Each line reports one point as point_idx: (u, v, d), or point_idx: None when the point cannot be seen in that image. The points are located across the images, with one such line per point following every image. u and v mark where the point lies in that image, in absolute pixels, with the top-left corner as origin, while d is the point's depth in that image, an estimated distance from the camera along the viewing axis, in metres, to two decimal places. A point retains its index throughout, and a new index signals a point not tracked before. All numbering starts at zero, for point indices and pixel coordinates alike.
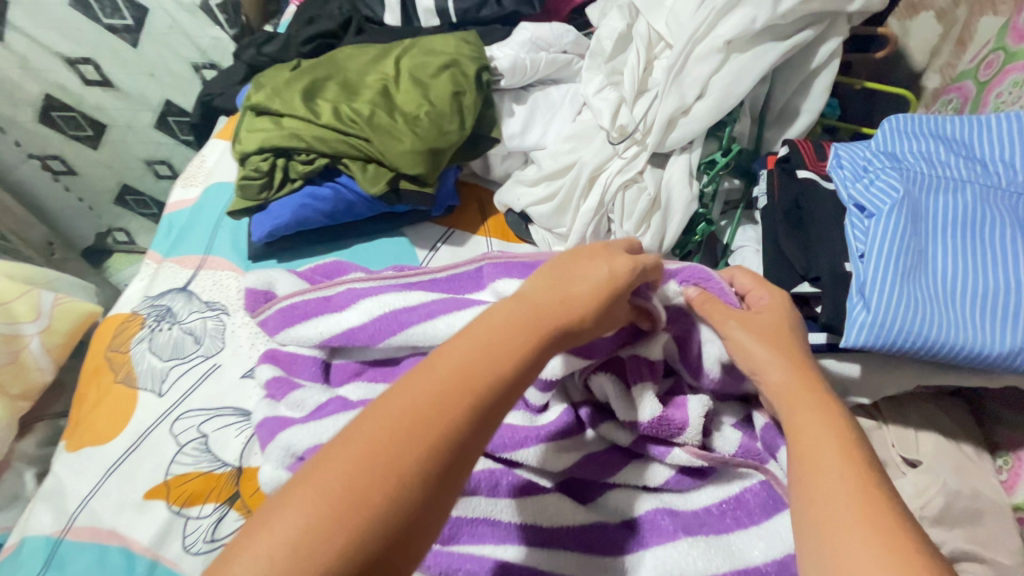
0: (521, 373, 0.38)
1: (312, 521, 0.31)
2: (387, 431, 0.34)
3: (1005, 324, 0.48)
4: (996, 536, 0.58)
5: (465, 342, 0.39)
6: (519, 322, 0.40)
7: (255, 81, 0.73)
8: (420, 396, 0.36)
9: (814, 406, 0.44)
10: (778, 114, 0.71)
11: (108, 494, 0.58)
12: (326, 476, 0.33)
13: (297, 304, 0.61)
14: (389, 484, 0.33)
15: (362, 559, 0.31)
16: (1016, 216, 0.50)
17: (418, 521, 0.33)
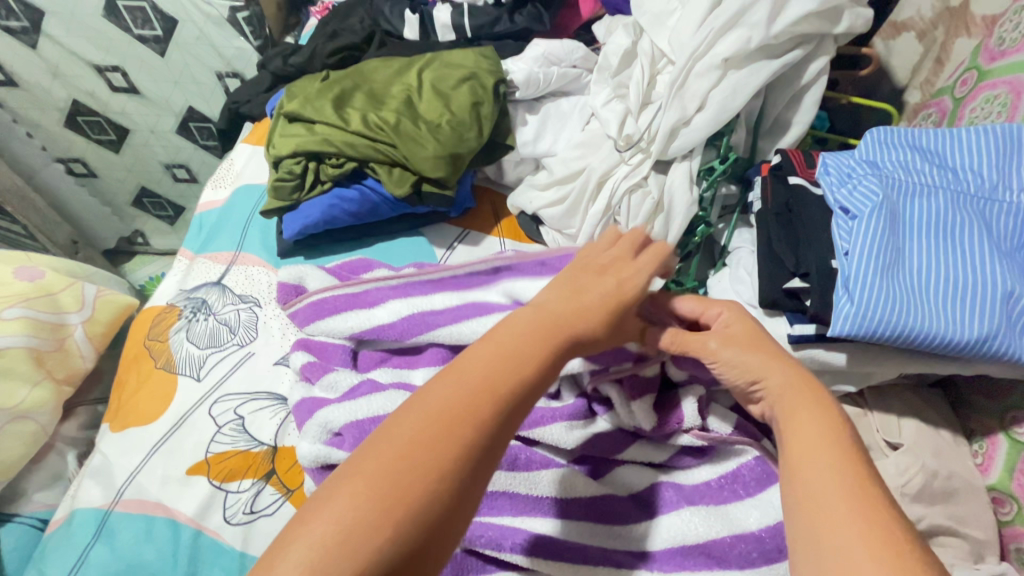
0: (540, 378, 0.41)
1: (354, 521, 0.33)
2: (421, 435, 0.36)
3: (976, 315, 0.53)
4: (970, 512, 0.63)
5: (488, 348, 0.41)
6: (536, 329, 0.43)
7: (289, 91, 0.80)
8: (451, 401, 0.38)
9: (812, 408, 0.45)
10: (771, 125, 0.77)
11: (153, 470, 0.63)
12: (364, 479, 0.35)
13: (328, 299, 0.66)
14: (426, 483, 0.35)
15: (401, 556, 0.33)
16: (982, 218, 0.56)
17: (454, 516, 0.36)
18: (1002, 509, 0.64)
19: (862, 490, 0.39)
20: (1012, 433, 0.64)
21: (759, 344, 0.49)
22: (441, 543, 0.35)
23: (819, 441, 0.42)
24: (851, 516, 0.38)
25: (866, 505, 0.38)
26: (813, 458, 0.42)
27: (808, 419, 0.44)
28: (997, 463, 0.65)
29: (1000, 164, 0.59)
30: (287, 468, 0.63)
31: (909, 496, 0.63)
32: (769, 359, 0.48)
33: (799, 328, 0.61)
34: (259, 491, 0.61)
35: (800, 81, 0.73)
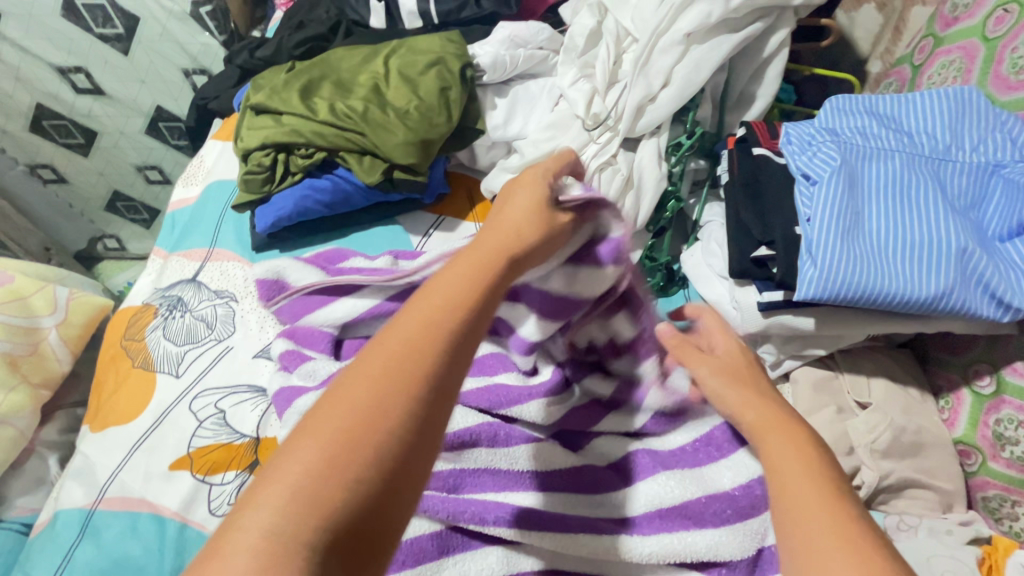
0: (485, 305, 0.41)
1: (312, 468, 0.31)
2: (373, 376, 0.35)
3: (942, 267, 0.54)
4: (934, 463, 0.66)
5: (436, 291, 0.40)
6: (478, 265, 0.43)
7: (255, 83, 0.79)
8: (397, 340, 0.37)
9: (783, 435, 0.44)
10: (737, 99, 0.79)
11: (136, 467, 0.63)
12: (316, 433, 0.32)
13: (311, 295, 0.66)
14: (383, 430, 0.33)
15: (371, 498, 0.31)
16: (936, 177, 0.58)
17: (420, 451, 0.34)
18: (967, 461, 0.67)
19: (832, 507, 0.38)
20: (976, 387, 0.66)
21: (743, 375, 0.50)
22: (409, 486, 0.33)
23: (793, 469, 0.41)
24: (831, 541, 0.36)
25: (844, 525, 0.37)
26: (788, 481, 0.40)
27: (778, 440, 0.43)
28: (962, 417, 0.68)
29: (951, 126, 0.61)
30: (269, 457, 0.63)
31: (878, 452, 0.65)
32: (735, 386, 0.49)
33: (768, 295, 0.63)
34: (243, 482, 0.62)
35: (763, 54, 0.74)
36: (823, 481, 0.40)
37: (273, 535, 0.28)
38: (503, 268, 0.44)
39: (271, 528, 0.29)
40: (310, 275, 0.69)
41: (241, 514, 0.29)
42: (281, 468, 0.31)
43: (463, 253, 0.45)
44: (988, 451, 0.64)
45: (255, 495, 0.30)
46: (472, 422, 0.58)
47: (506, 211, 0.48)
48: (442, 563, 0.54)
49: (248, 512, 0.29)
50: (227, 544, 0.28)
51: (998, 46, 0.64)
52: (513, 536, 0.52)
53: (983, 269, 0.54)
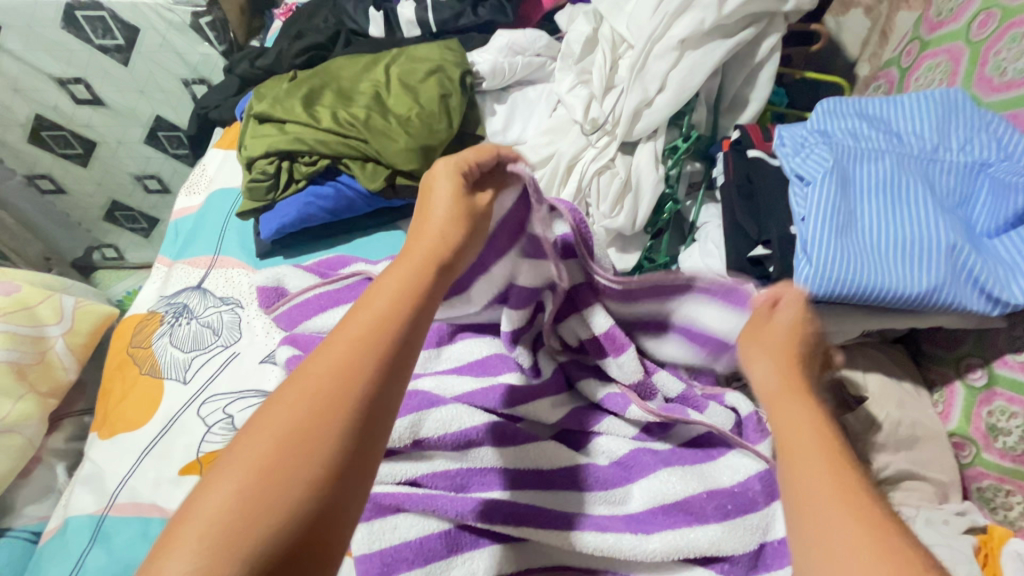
0: (414, 318, 0.42)
1: (238, 497, 0.32)
2: (300, 400, 0.36)
3: (929, 265, 0.56)
4: (930, 455, 0.67)
5: (366, 307, 0.42)
6: (403, 280, 0.44)
7: (257, 91, 0.80)
8: (327, 361, 0.38)
9: (801, 406, 0.40)
10: (730, 103, 0.81)
11: (146, 473, 0.63)
12: (241, 461, 0.33)
13: (313, 298, 0.68)
14: (312, 452, 0.34)
15: (302, 523, 0.32)
16: (926, 176, 0.60)
17: (353, 470, 0.35)
18: (962, 453, 0.69)
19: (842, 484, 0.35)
20: (968, 380, 0.68)
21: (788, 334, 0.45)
22: (344, 503, 0.34)
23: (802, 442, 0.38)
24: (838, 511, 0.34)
25: (849, 497, 0.34)
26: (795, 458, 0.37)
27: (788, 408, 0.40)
28: (955, 409, 0.70)
29: (938, 127, 0.63)
30: None
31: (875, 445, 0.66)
32: (763, 355, 0.44)
33: None
34: None
35: (755, 58, 0.77)
36: (841, 471, 0.36)
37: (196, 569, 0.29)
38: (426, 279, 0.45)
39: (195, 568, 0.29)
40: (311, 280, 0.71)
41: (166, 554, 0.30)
42: (206, 500, 0.32)
43: (388, 269, 0.46)
44: (982, 443, 0.66)
45: (180, 529, 0.31)
46: (478, 420, 0.59)
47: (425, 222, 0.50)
48: (451, 561, 0.55)
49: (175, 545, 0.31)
50: None
51: (982, 49, 0.67)
52: (519, 534, 0.54)
53: (971, 264, 0.56)
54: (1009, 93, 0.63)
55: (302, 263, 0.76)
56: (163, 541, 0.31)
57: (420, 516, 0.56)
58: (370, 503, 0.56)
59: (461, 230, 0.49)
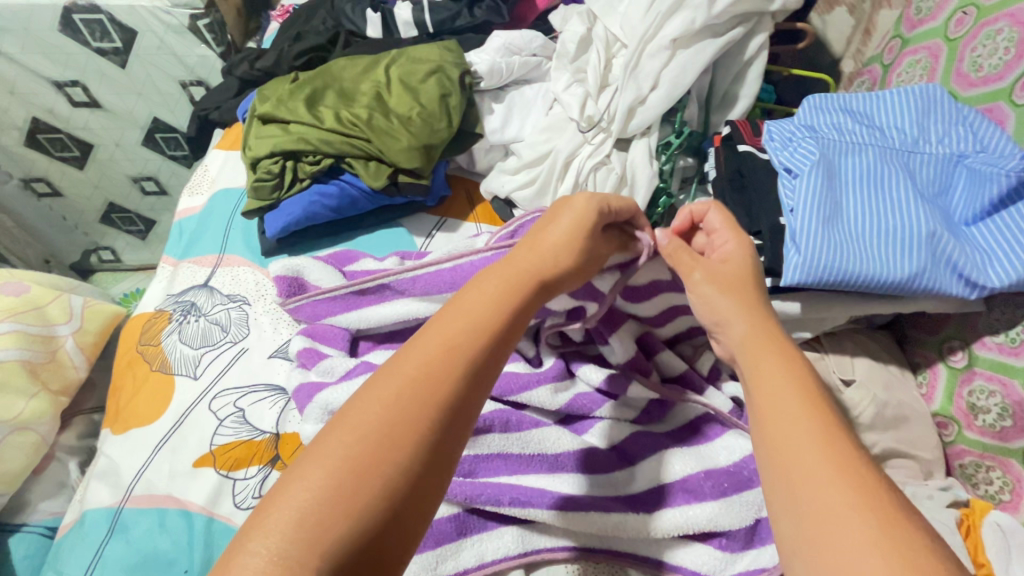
0: (504, 330, 0.44)
1: (327, 488, 0.35)
2: (393, 397, 0.39)
3: (911, 252, 0.59)
4: (914, 434, 0.71)
5: (463, 311, 0.45)
6: (502, 290, 0.47)
7: (260, 93, 0.81)
8: (420, 362, 0.41)
9: (777, 363, 0.44)
10: (721, 100, 0.83)
11: (161, 465, 0.65)
12: (331, 451, 0.36)
13: (333, 298, 0.70)
14: (398, 446, 0.37)
15: (384, 511, 0.35)
16: (907, 168, 0.63)
17: (433, 463, 0.38)
18: (946, 431, 0.72)
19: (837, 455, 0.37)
20: (949, 361, 0.72)
21: (735, 288, 0.50)
22: (423, 496, 0.37)
23: (780, 395, 0.42)
24: (838, 484, 0.36)
25: (846, 467, 0.37)
26: (785, 436, 0.39)
27: (769, 369, 0.44)
28: (938, 390, 0.73)
29: (917, 121, 0.66)
30: (290, 453, 0.66)
31: (863, 425, 0.69)
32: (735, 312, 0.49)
33: None
34: (265, 476, 0.65)
35: (745, 56, 0.79)
36: (830, 429, 0.39)
37: (284, 553, 0.32)
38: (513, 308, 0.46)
39: (282, 550, 0.32)
40: (329, 277, 0.73)
41: (251, 536, 0.33)
42: (296, 488, 0.35)
43: (483, 279, 0.48)
44: (963, 422, 0.70)
45: (265, 515, 0.34)
46: (485, 410, 0.63)
47: (543, 232, 0.52)
48: (460, 543, 0.59)
49: (260, 532, 0.33)
50: (240, 563, 0.32)
51: (959, 46, 0.70)
52: (526, 516, 0.57)
53: (951, 251, 0.59)
54: (985, 88, 0.66)
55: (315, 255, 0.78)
56: (255, 518, 0.34)
57: None
58: None
59: (560, 263, 0.50)
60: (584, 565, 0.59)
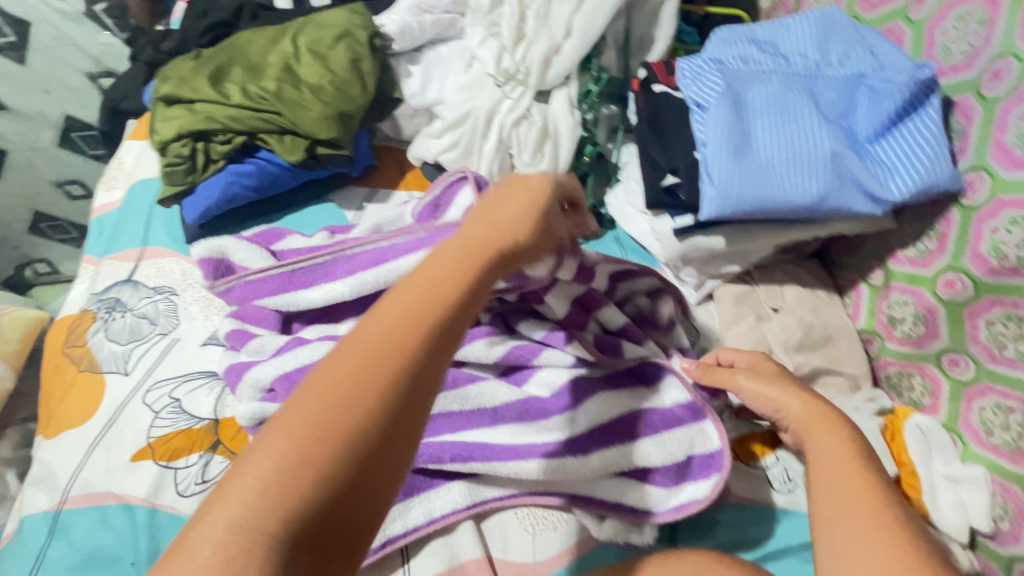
0: (472, 298, 0.37)
1: (280, 467, 0.31)
2: (347, 369, 0.33)
3: (819, 173, 0.61)
4: (842, 351, 0.74)
5: (424, 274, 0.37)
6: (468, 255, 0.38)
7: (160, 74, 0.77)
8: (376, 332, 0.35)
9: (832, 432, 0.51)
10: (639, 44, 0.83)
11: (97, 464, 0.64)
12: (284, 426, 0.32)
13: (265, 280, 0.67)
14: (353, 421, 0.32)
15: (341, 488, 0.31)
16: (810, 92, 0.64)
17: (394, 441, 0.33)
18: (871, 346, 0.76)
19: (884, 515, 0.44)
20: (870, 280, 0.74)
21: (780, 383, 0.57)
22: (386, 473, 0.33)
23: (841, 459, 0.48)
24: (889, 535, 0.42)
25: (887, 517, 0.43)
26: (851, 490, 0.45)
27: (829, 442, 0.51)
28: (863, 308, 0.76)
29: (819, 45, 0.67)
30: (231, 436, 0.65)
31: (792, 347, 0.72)
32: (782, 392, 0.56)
33: (681, 221, 0.68)
34: (207, 462, 0.64)
35: None
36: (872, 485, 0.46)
37: (241, 525, 0.30)
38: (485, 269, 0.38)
39: (243, 515, 0.30)
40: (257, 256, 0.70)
41: (209, 509, 0.31)
42: (249, 466, 0.31)
43: (449, 241, 0.40)
44: (885, 334, 0.73)
45: (224, 490, 0.31)
46: None
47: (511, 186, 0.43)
48: (408, 503, 0.60)
49: (217, 507, 0.31)
50: (196, 537, 0.30)
51: None
52: (469, 470, 0.60)
53: (854, 169, 0.61)
54: (885, 7, 0.68)
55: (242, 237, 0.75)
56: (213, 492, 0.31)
57: None
58: None
59: (542, 221, 0.41)
60: (533, 507, 0.62)
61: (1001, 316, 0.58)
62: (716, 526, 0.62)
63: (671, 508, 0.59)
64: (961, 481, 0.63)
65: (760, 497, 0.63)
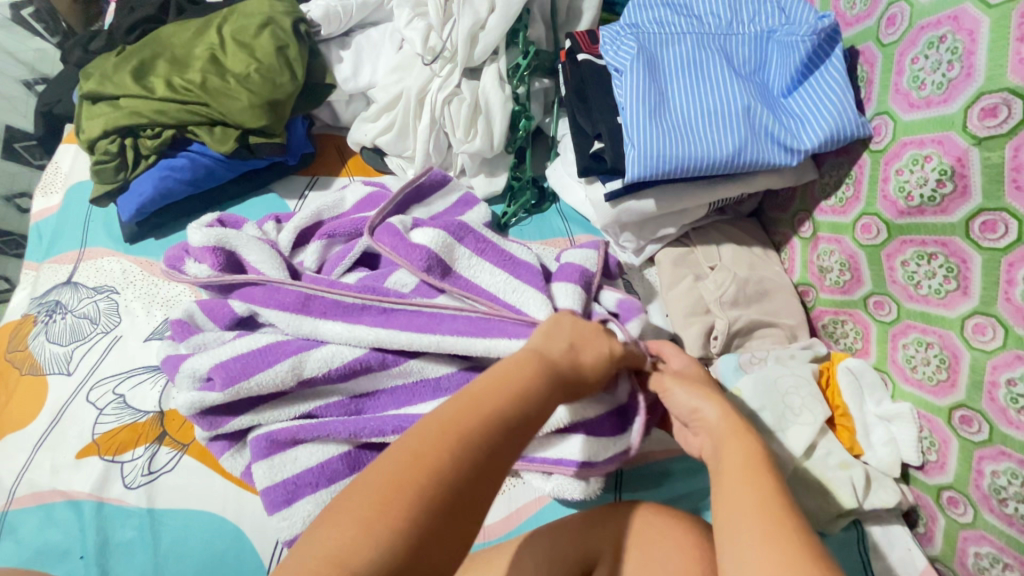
0: (539, 404, 0.46)
1: (372, 508, 0.38)
2: (434, 436, 0.41)
3: (736, 131, 0.62)
4: (778, 304, 0.76)
5: (502, 377, 0.46)
6: (540, 371, 0.48)
7: (83, 71, 0.77)
8: (459, 413, 0.43)
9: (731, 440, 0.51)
10: (566, 14, 0.84)
11: (42, 463, 0.64)
12: (377, 473, 0.40)
13: (288, 296, 0.64)
14: (432, 478, 0.39)
15: (418, 538, 0.37)
16: (723, 51, 0.65)
17: (463, 505, 0.40)
18: (808, 298, 0.78)
19: (778, 526, 0.43)
20: (801, 233, 0.76)
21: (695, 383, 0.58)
22: (452, 534, 0.39)
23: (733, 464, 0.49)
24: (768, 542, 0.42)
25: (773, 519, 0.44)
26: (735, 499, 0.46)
27: (733, 455, 0.50)
28: (797, 261, 0.78)
29: (730, 5, 0.69)
30: (178, 428, 0.66)
31: (727, 303, 0.75)
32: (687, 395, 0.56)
33: (611, 185, 0.70)
34: (154, 454, 0.64)
35: None
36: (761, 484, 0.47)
37: (338, 550, 0.36)
38: (546, 381, 0.48)
39: (342, 543, 0.36)
40: (267, 258, 0.68)
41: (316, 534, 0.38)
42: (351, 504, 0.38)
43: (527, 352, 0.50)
44: (818, 285, 0.75)
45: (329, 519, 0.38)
46: (360, 348, 0.62)
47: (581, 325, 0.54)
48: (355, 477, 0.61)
49: (322, 532, 0.37)
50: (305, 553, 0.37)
51: None
52: None
53: (767, 122, 0.62)
54: None
55: (204, 221, 0.72)
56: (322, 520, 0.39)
57: (319, 443, 0.61)
58: (266, 441, 0.60)
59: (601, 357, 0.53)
60: None
61: (914, 254, 0.59)
62: (659, 479, 0.64)
63: (610, 457, 0.60)
64: (891, 418, 0.64)
65: None
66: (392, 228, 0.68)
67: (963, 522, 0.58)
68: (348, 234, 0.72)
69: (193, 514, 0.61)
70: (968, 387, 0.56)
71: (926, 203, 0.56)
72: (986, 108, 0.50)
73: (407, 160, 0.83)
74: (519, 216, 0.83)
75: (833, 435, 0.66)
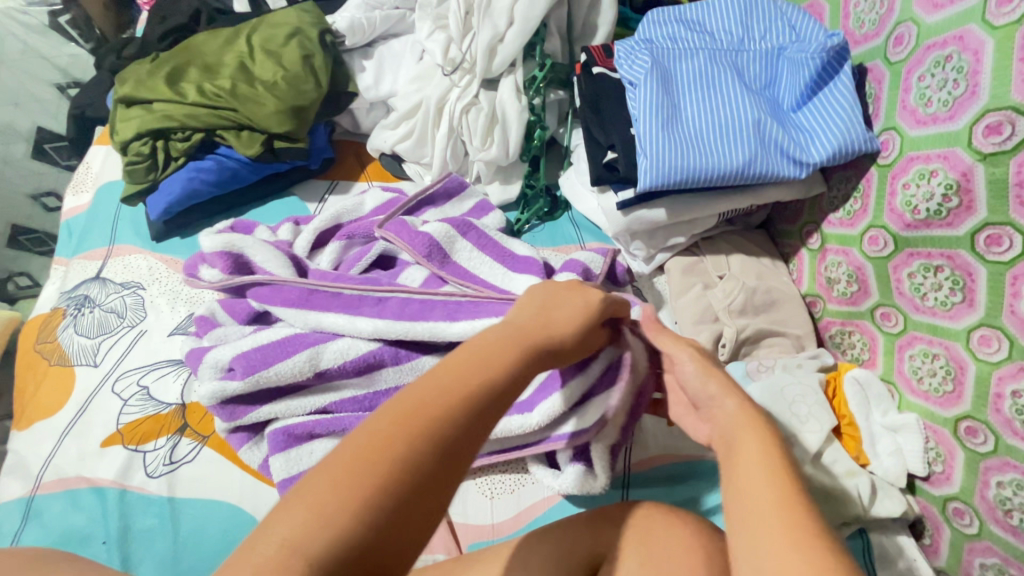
0: (507, 382, 0.45)
1: (333, 490, 0.37)
2: (397, 417, 0.40)
3: (746, 143, 0.64)
4: (786, 314, 0.77)
5: (468, 356, 0.46)
6: (508, 348, 0.47)
7: (119, 76, 0.80)
8: (424, 393, 0.42)
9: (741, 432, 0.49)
10: (582, 29, 0.86)
11: (69, 450, 0.66)
12: (340, 455, 0.39)
13: (290, 291, 0.67)
14: (396, 459, 0.38)
15: (381, 519, 0.37)
16: (735, 66, 0.68)
17: (427, 485, 0.39)
18: (815, 309, 0.79)
19: (789, 517, 0.42)
20: (809, 245, 0.78)
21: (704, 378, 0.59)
22: (416, 514, 0.38)
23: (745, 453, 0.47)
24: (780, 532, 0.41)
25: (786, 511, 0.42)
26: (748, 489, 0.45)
27: (746, 450, 0.48)
28: (805, 273, 0.80)
29: (742, 21, 0.71)
30: (198, 420, 0.68)
31: (735, 312, 0.76)
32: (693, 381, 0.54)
33: (623, 194, 0.72)
34: (176, 444, 0.67)
35: None
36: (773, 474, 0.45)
37: (295, 533, 0.35)
38: (515, 361, 0.46)
39: (301, 525, 0.35)
40: (272, 256, 0.71)
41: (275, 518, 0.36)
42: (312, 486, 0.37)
43: (495, 329, 0.49)
44: (826, 296, 0.76)
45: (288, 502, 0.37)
46: (375, 345, 0.64)
47: (553, 302, 0.54)
48: None
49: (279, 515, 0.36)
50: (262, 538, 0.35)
51: None
52: None
53: (776, 135, 0.64)
54: None
55: (216, 228, 0.75)
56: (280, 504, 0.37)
57: (334, 438, 0.63)
58: (283, 435, 0.62)
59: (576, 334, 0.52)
60: (491, 473, 0.66)
61: (920, 267, 0.61)
62: (666, 482, 0.65)
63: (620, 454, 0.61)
64: (898, 429, 0.65)
65: (709, 455, 0.66)
66: (401, 220, 0.71)
67: (969, 532, 0.59)
68: (366, 236, 0.74)
69: (211, 503, 0.62)
70: (973, 398, 0.57)
71: (933, 217, 0.58)
72: (991, 125, 0.51)
73: (424, 167, 0.86)
74: (532, 223, 0.85)
75: (839, 445, 0.67)
